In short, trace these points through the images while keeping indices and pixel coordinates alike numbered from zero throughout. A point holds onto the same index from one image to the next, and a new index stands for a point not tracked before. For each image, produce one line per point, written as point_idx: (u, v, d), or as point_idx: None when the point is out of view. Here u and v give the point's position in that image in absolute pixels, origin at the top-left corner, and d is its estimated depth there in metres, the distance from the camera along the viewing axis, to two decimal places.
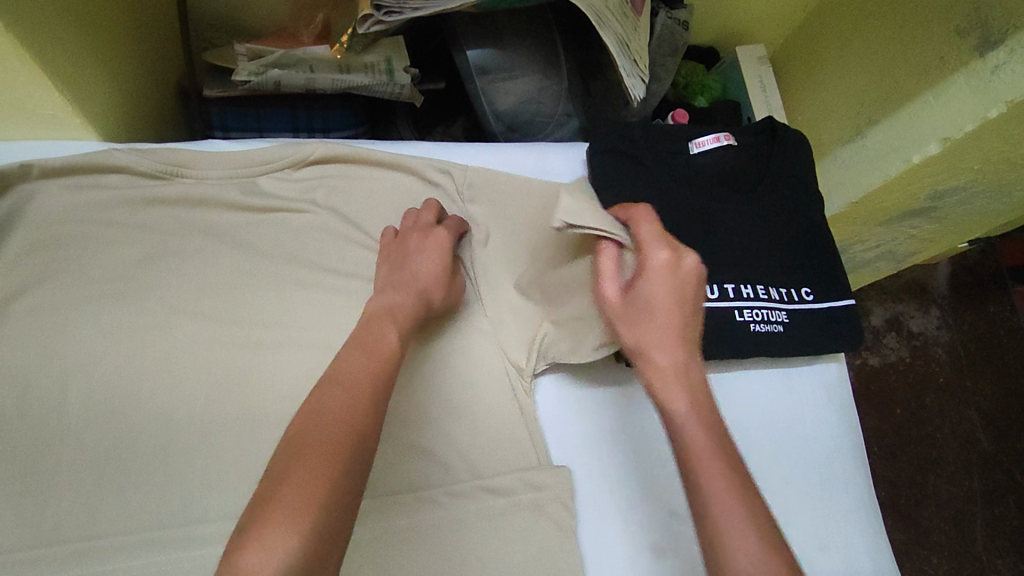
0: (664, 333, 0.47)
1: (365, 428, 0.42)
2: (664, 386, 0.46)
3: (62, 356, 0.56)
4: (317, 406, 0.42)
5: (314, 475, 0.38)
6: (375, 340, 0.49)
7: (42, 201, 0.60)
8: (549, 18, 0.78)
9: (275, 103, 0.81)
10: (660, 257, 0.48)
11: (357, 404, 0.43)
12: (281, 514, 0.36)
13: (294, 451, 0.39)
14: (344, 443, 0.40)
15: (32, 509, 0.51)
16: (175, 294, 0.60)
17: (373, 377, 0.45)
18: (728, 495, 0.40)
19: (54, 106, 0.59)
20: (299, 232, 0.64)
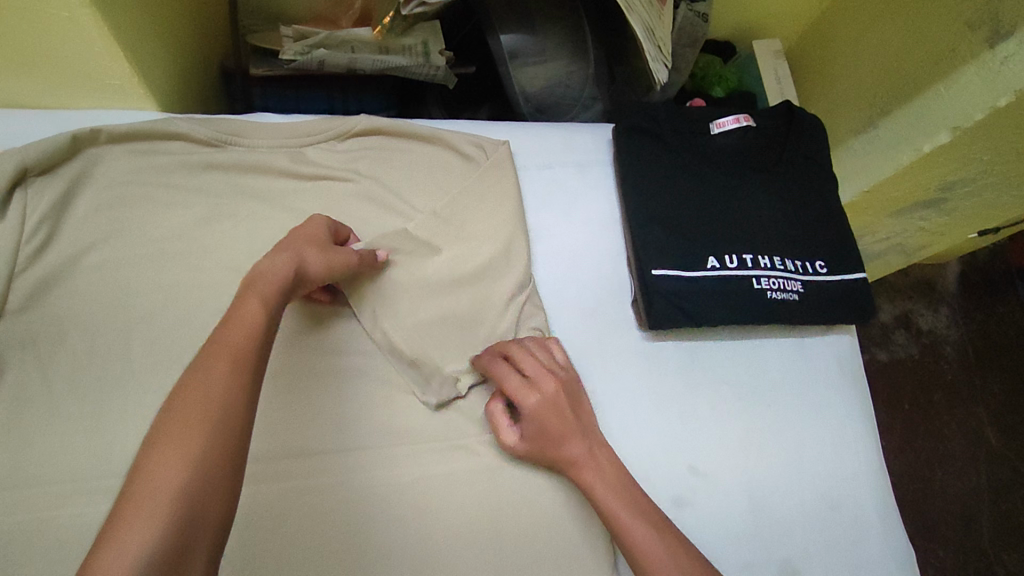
0: (574, 427, 0.59)
1: (234, 408, 0.40)
2: (583, 467, 0.58)
3: (128, 306, 0.60)
4: (183, 388, 0.40)
5: (170, 465, 0.37)
6: (248, 309, 0.46)
7: (107, 164, 0.64)
8: (578, 7, 0.83)
9: (314, 85, 0.85)
10: (553, 379, 0.59)
11: (227, 381, 0.41)
12: (144, 504, 0.35)
13: (155, 441, 0.38)
14: (209, 428, 0.39)
15: (100, 444, 0.56)
16: (229, 253, 0.64)
17: (247, 349, 0.43)
18: (664, 532, 0.56)
19: (122, 76, 0.63)
20: (342, 199, 0.68)
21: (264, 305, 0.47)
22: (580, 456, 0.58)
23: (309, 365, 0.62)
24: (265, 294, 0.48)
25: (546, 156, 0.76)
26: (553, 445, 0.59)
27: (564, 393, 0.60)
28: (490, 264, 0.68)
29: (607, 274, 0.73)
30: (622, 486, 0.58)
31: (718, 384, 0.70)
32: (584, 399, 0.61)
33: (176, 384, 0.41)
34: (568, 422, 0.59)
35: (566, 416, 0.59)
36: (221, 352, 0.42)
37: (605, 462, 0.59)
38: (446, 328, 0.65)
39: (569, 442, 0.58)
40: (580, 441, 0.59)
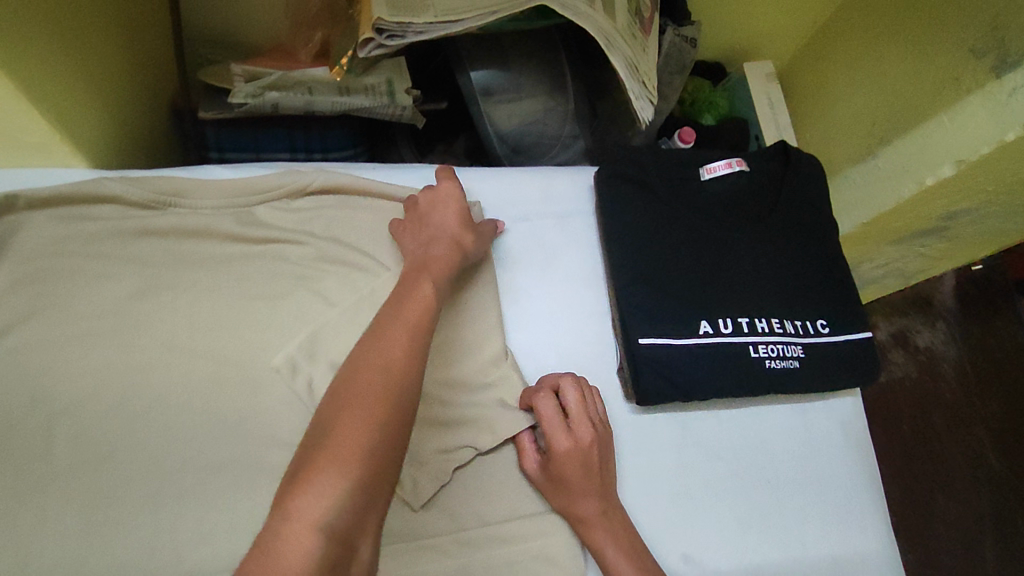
0: (595, 489, 0.57)
1: (408, 370, 0.43)
2: (597, 533, 0.57)
3: (49, 399, 0.53)
4: (364, 356, 0.43)
5: (360, 413, 0.40)
6: (416, 294, 0.50)
7: (28, 234, 0.57)
8: (556, 39, 0.77)
9: (274, 126, 0.78)
10: (587, 435, 0.58)
11: (401, 355, 0.44)
12: (335, 456, 0.38)
13: (340, 399, 0.41)
14: (387, 386, 0.42)
15: (11, 566, 0.48)
16: (167, 331, 0.57)
17: (414, 327, 0.47)
18: None
19: (41, 134, 0.56)
20: (296, 265, 0.62)
21: (432, 292, 0.51)
22: (592, 516, 0.57)
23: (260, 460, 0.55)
24: (425, 282, 0.52)
25: (522, 207, 0.70)
26: (569, 500, 0.57)
27: (589, 446, 0.58)
28: (459, 332, 0.62)
29: (591, 337, 0.66)
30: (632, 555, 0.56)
31: (713, 459, 0.64)
32: (610, 457, 0.60)
33: (355, 354, 0.44)
34: (585, 479, 0.57)
35: (586, 474, 0.57)
36: (397, 328, 0.46)
37: (615, 527, 0.57)
38: (412, 407, 0.58)
39: (584, 500, 0.57)
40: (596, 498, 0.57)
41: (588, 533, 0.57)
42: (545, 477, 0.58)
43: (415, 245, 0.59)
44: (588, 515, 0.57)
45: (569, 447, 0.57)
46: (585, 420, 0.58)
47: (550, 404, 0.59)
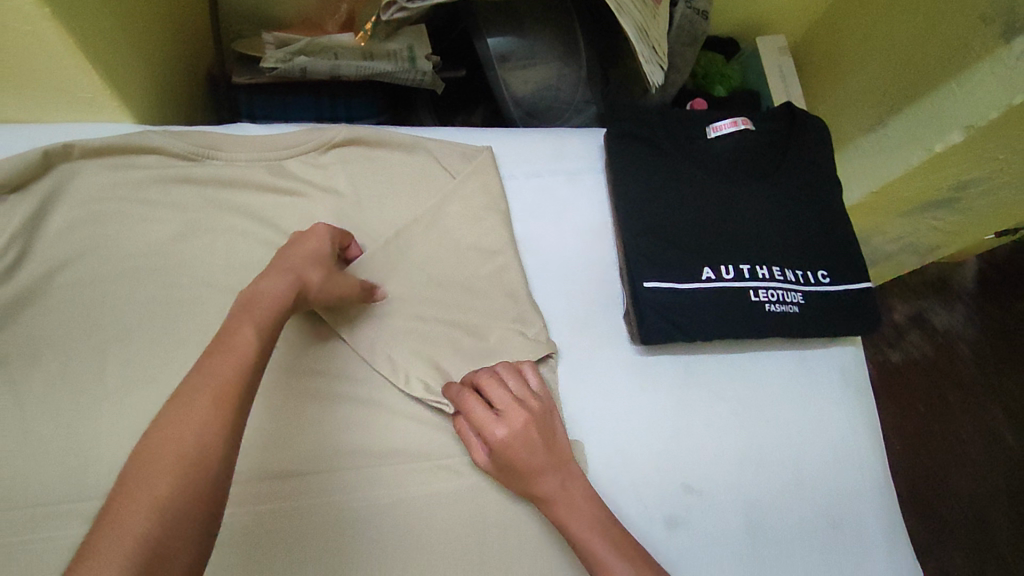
0: (552, 471, 0.56)
1: (213, 435, 0.39)
2: (566, 513, 0.55)
3: (102, 327, 0.58)
4: (158, 431, 0.39)
5: (149, 490, 0.36)
6: (242, 335, 0.45)
7: (82, 179, 0.62)
8: (569, 7, 0.80)
9: (302, 93, 0.83)
10: (521, 416, 0.56)
11: (204, 428, 0.39)
12: (115, 536, 0.34)
13: (130, 478, 0.37)
14: (184, 458, 0.38)
15: (75, 466, 0.54)
16: (207, 271, 0.62)
17: (235, 382, 0.42)
18: None
19: (94, 89, 0.62)
20: (321, 213, 0.66)
21: (259, 334, 0.46)
22: (557, 496, 0.56)
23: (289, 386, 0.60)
24: (261, 317, 0.47)
25: (533, 164, 0.74)
26: (528, 478, 0.56)
27: (528, 425, 0.56)
28: (473, 278, 0.67)
29: (598, 286, 0.70)
30: (596, 523, 0.55)
31: (715, 399, 0.67)
32: (559, 429, 0.59)
33: (157, 418, 0.40)
34: (537, 456, 0.56)
35: (536, 450, 0.56)
36: (207, 380, 0.41)
37: (575, 497, 0.56)
38: (426, 346, 0.63)
39: (540, 475, 0.56)
40: (549, 473, 0.56)
41: (559, 514, 0.56)
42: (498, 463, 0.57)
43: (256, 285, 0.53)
44: (547, 492, 0.56)
45: (518, 426, 0.56)
46: (522, 396, 0.58)
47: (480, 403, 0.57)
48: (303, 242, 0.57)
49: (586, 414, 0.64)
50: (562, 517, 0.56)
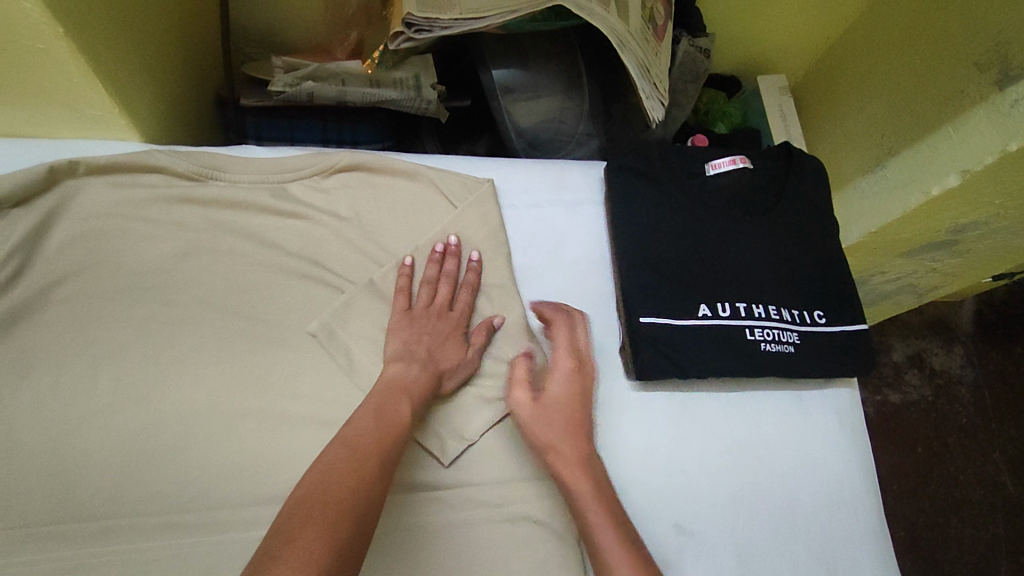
0: (566, 429, 0.57)
1: (382, 470, 0.47)
2: (566, 468, 0.55)
3: (96, 343, 0.58)
4: (331, 478, 0.44)
5: (336, 498, 0.42)
6: (396, 409, 0.53)
7: (87, 195, 0.63)
8: (572, 41, 0.82)
9: (308, 117, 0.84)
10: (563, 371, 0.60)
11: (361, 489, 0.44)
12: (306, 533, 0.39)
13: (300, 512, 0.41)
14: (358, 480, 0.45)
15: (58, 485, 0.53)
16: (204, 290, 0.62)
17: (398, 431, 0.51)
18: (625, 556, 0.49)
19: (103, 108, 0.63)
20: (319, 237, 0.67)
21: (411, 408, 0.55)
22: (568, 451, 0.56)
23: (280, 411, 0.59)
24: (407, 397, 0.55)
25: (533, 195, 0.74)
26: (559, 449, 0.56)
27: (583, 384, 0.60)
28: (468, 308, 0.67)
29: (595, 319, 0.70)
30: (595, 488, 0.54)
31: (709, 436, 0.67)
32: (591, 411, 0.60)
33: (323, 454, 0.46)
34: (574, 424, 0.57)
35: (576, 416, 0.58)
36: (371, 425, 0.50)
37: (600, 486, 0.54)
38: None
39: (576, 454, 0.56)
40: (581, 457, 0.56)
41: (565, 470, 0.55)
42: (538, 423, 0.57)
43: (398, 348, 0.60)
44: (574, 478, 0.54)
45: (567, 386, 0.59)
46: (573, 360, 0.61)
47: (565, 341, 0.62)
48: (443, 312, 0.64)
49: None
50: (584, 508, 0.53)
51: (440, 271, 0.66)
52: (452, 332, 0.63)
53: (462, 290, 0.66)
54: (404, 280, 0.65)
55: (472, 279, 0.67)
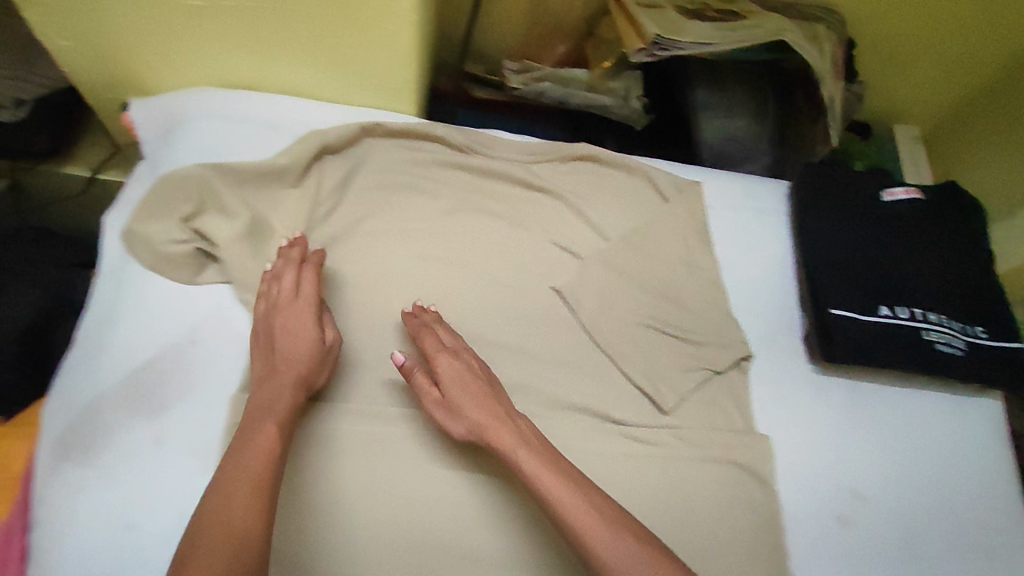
0: (473, 408, 0.58)
1: (248, 514, 0.48)
2: (495, 446, 0.57)
3: (391, 271, 0.72)
4: (206, 509, 0.48)
5: (214, 560, 0.45)
6: (264, 437, 0.53)
7: (382, 152, 0.76)
8: (764, 74, 0.94)
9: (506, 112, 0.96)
10: (439, 360, 0.61)
11: (254, 527, 0.48)
12: None
13: (186, 556, 0.46)
14: (240, 536, 0.47)
15: (367, 377, 0.66)
16: (471, 243, 0.75)
17: (268, 465, 0.52)
18: (596, 524, 0.52)
19: (401, 82, 0.78)
20: (558, 212, 0.79)
21: (280, 431, 0.54)
22: (479, 420, 0.58)
23: (528, 347, 0.72)
24: (271, 420, 0.55)
25: (730, 199, 0.86)
26: (466, 421, 0.59)
27: (473, 365, 0.62)
28: (674, 287, 0.79)
29: (780, 310, 0.81)
30: (523, 454, 0.55)
31: (879, 422, 0.77)
32: (499, 387, 0.62)
33: (201, 510, 0.49)
34: (480, 399, 0.59)
35: (490, 395, 0.60)
36: (245, 461, 0.51)
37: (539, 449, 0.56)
38: (639, 343, 0.75)
39: (494, 425, 0.57)
40: (495, 424, 0.57)
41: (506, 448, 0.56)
42: (450, 413, 0.60)
43: (261, 372, 0.59)
44: (508, 448, 0.56)
45: (450, 369, 0.61)
46: (445, 350, 0.62)
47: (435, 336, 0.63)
48: (299, 309, 0.61)
49: (769, 415, 0.75)
50: (534, 478, 0.54)
51: (287, 262, 0.64)
52: (291, 322, 0.61)
53: (306, 271, 0.64)
54: (274, 291, 0.62)
55: (314, 262, 0.64)
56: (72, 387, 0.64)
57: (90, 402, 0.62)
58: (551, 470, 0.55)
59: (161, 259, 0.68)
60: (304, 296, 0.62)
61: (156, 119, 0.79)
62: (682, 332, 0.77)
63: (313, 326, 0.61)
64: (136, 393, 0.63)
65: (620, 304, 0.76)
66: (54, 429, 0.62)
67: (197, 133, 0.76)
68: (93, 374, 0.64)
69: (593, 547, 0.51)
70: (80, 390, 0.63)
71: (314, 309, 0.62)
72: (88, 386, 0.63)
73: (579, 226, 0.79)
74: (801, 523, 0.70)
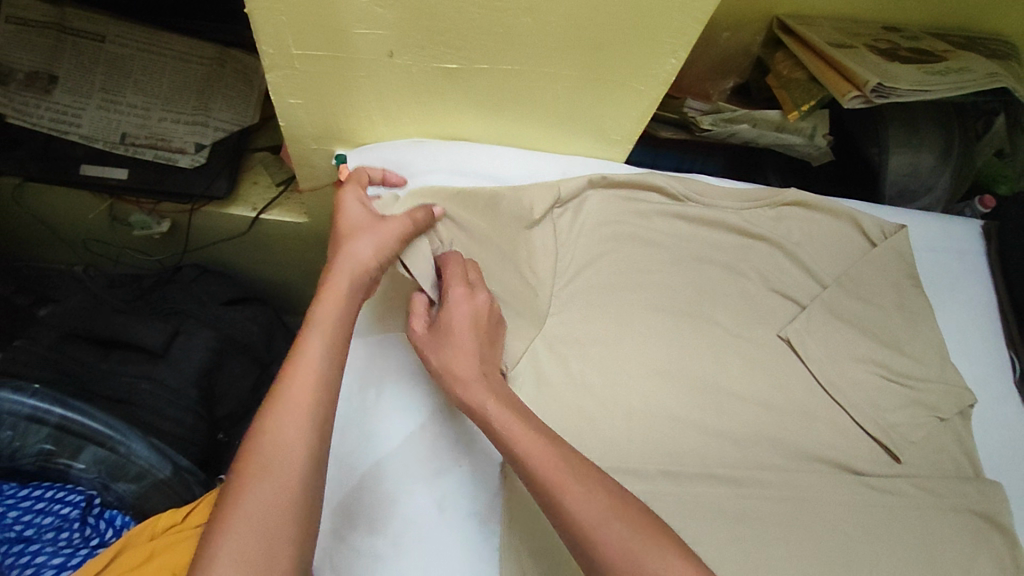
0: (463, 353, 0.60)
1: (295, 444, 0.47)
2: (474, 391, 0.58)
3: (627, 326, 0.73)
4: (266, 431, 0.47)
5: (265, 496, 0.45)
6: (309, 350, 0.52)
7: (605, 206, 0.78)
8: (950, 113, 0.94)
9: (675, 149, 0.99)
10: (456, 292, 0.63)
11: (298, 461, 0.47)
12: (228, 552, 0.43)
13: (233, 477, 0.46)
14: (291, 477, 0.46)
15: (625, 436, 0.67)
16: (695, 294, 0.77)
17: (314, 388, 0.50)
18: (590, 488, 0.50)
19: (624, 133, 0.80)
20: (773, 259, 0.80)
21: (326, 344, 0.52)
22: (471, 375, 0.59)
23: (763, 399, 0.73)
24: (331, 327, 0.54)
25: (930, 240, 0.86)
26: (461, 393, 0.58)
27: (476, 313, 0.63)
28: (889, 331, 0.79)
29: (994, 352, 0.81)
30: (527, 422, 0.55)
31: None
32: (490, 337, 0.64)
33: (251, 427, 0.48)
34: (473, 349, 0.61)
35: (476, 344, 0.62)
36: (285, 379, 0.50)
37: (542, 427, 0.55)
38: (864, 390, 0.76)
39: (479, 378, 0.59)
40: (509, 396, 0.58)
41: (468, 392, 0.58)
42: (431, 352, 0.61)
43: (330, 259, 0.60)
44: (500, 407, 0.56)
45: (463, 314, 0.62)
46: (453, 284, 0.63)
47: (453, 270, 0.64)
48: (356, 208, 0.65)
49: (996, 462, 0.75)
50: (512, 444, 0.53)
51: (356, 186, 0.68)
52: (353, 223, 0.63)
53: (354, 186, 0.68)
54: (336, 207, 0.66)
55: (364, 175, 0.71)
56: (350, 453, 0.63)
57: (370, 472, 0.62)
58: (528, 428, 0.54)
59: None
60: (349, 198, 0.66)
61: None
62: (906, 377, 0.77)
63: (371, 220, 0.62)
64: (417, 459, 0.63)
65: (843, 350, 0.77)
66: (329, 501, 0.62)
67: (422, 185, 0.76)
68: (370, 441, 0.63)
69: (579, 518, 0.48)
70: (356, 459, 0.63)
71: (358, 207, 0.64)
72: (363, 457, 0.63)
73: (795, 272, 0.80)
74: None
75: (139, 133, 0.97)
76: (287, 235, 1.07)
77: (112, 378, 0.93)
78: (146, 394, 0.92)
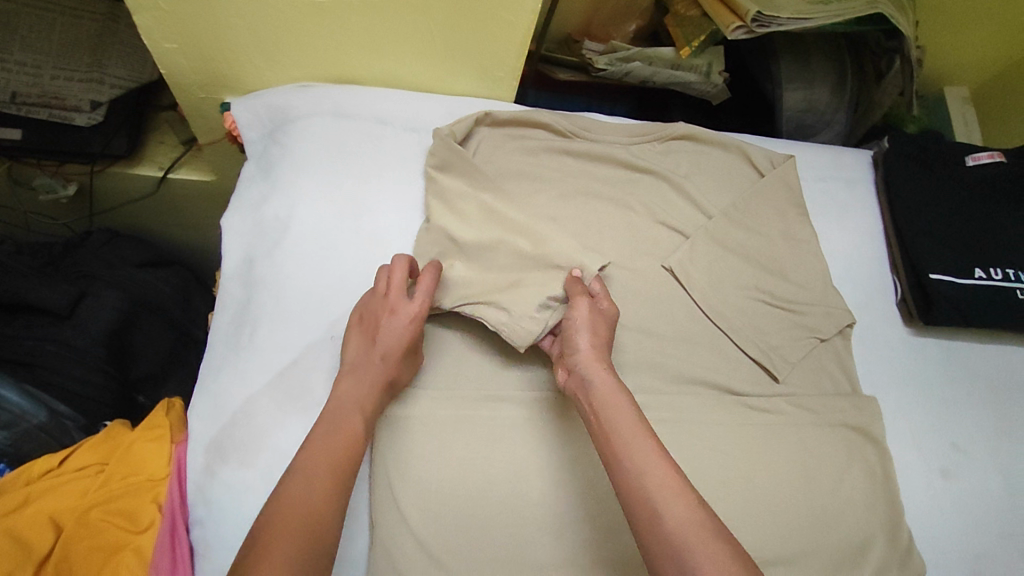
0: (599, 345, 0.62)
1: (322, 495, 0.49)
2: (595, 365, 0.60)
3: None
4: (301, 470, 0.51)
5: (292, 535, 0.46)
6: (352, 424, 0.56)
7: (490, 142, 0.79)
8: (841, 45, 0.96)
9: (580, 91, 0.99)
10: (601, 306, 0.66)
11: (326, 503, 0.49)
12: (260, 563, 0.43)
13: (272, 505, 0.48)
14: (316, 518, 0.48)
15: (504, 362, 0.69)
16: (582, 228, 0.77)
17: (347, 451, 0.54)
18: (675, 480, 0.50)
19: (508, 69, 0.80)
20: (661, 192, 0.81)
21: (364, 425, 0.57)
22: (591, 357, 0.61)
23: (647, 327, 0.75)
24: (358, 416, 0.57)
25: (817, 170, 0.89)
26: (577, 365, 0.61)
27: (603, 321, 0.65)
28: (774, 258, 0.81)
29: (874, 275, 0.85)
30: (629, 411, 0.55)
31: (971, 380, 0.81)
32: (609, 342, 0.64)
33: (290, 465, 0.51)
34: (604, 349, 0.62)
35: (604, 350, 0.62)
36: (337, 441, 0.54)
37: (641, 415, 0.55)
38: (747, 315, 0.78)
39: (602, 363, 0.60)
40: (622, 388, 0.58)
41: (595, 369, 0.59)
42: (573, 332, 0.63)
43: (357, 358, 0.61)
44: (620, 402, 0.56)
45: (598, 322, 0.64)
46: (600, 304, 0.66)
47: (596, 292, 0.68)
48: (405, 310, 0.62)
49: (872, 379, 0.79)
50: (609, 420, 0.55)
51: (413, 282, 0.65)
52: (410, 334, 0.62)
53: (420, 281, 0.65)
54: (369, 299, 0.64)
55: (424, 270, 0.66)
56: (223, 390, 0.65)
57: (242, 406, 0.64)
58: (625, 412, 0.55)
59: (292, 263, 0.69)
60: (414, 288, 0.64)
61: (258, 117, 0.78)
62: (789, 302, 0.79)
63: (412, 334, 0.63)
64: (288, 394, 0.64)
65: (727, 278, 0.79)
66: (202, 437, 0.63)
67: (305, 126, 0.76)
68: (243, 377, 0.65)
69: (666, 505, 0.48)
70: (230, 394, 0.64)
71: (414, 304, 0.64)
72: (236, 393, 0.64)
73: (682, 204, 0.81)
74: (910, 477, 0.74)
75: (30, 92, 0.93)
76: (199, 194, 1.07)
77: (14, 341, 0.91)
78: (52, 355, 0.91)
